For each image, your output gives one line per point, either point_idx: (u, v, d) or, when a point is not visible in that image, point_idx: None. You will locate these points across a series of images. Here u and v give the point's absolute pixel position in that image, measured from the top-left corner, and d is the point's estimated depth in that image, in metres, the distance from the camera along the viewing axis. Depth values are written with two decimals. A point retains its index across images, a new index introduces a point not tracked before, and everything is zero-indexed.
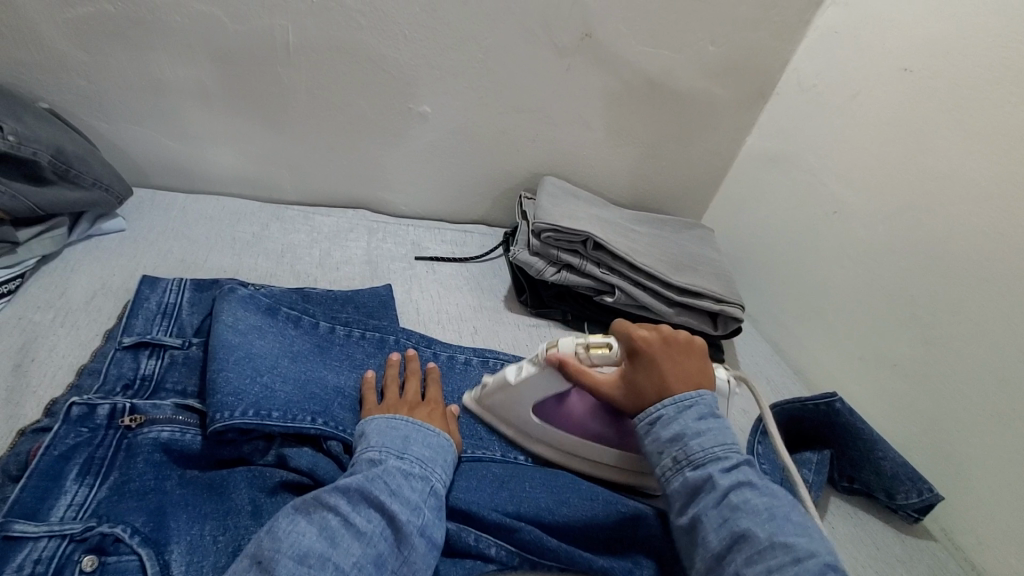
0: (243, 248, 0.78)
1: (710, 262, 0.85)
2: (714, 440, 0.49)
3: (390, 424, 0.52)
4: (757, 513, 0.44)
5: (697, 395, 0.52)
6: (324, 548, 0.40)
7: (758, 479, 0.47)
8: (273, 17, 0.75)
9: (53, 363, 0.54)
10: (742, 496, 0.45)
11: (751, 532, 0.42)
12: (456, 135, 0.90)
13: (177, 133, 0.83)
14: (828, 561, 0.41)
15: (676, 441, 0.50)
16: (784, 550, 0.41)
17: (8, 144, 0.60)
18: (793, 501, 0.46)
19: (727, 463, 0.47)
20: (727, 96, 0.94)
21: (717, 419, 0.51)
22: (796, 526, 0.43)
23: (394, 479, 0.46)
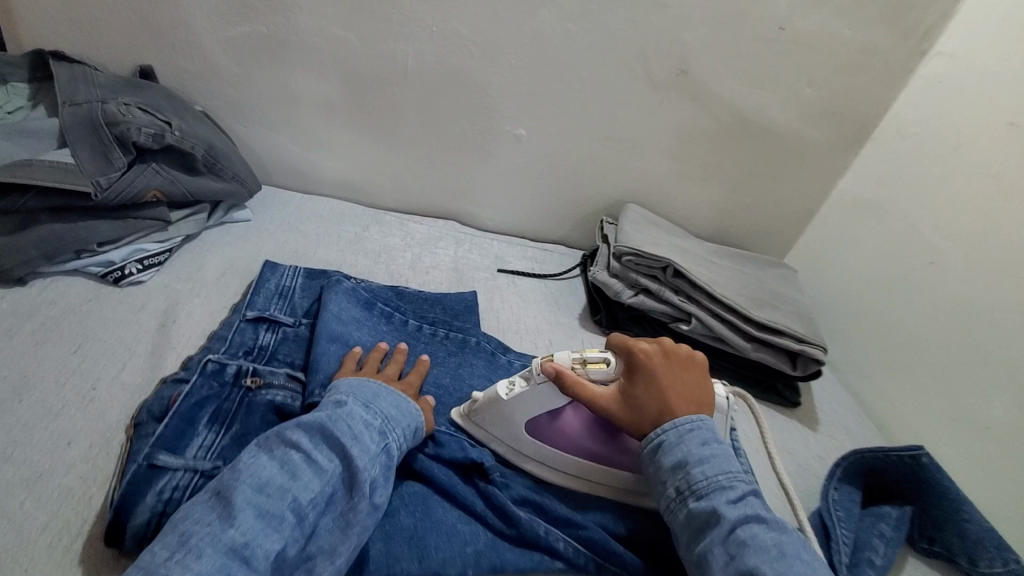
0: (346, 246, 0.85)
1: (792, 301, 0.84)
2: (719, 468, 0.49)
3: (360, 382, 0.54)
4: (764, 549, 0.43)
5: (698, 420, 0.52)
6: (283, 480, 0.43)
7: (765, 511, 0.47)
8: (398, 43, 0.83)
9: (189, 326, 0.62)
10: (750, 530, 0.44)
11: (758, 571, 0.41)
12: (547, 158, 0.95)
13: (302, 140, 0.93)
14: None
15: (680, 469, 0.50)
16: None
17: (174, 138, 0.69)
18: (801, 540, 0.45)
19: (732, 494, 0.47)
20: (822, 138, 0.94)
21: (722, 446, 0.51)
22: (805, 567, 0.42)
23: (355, 425, 0.48)
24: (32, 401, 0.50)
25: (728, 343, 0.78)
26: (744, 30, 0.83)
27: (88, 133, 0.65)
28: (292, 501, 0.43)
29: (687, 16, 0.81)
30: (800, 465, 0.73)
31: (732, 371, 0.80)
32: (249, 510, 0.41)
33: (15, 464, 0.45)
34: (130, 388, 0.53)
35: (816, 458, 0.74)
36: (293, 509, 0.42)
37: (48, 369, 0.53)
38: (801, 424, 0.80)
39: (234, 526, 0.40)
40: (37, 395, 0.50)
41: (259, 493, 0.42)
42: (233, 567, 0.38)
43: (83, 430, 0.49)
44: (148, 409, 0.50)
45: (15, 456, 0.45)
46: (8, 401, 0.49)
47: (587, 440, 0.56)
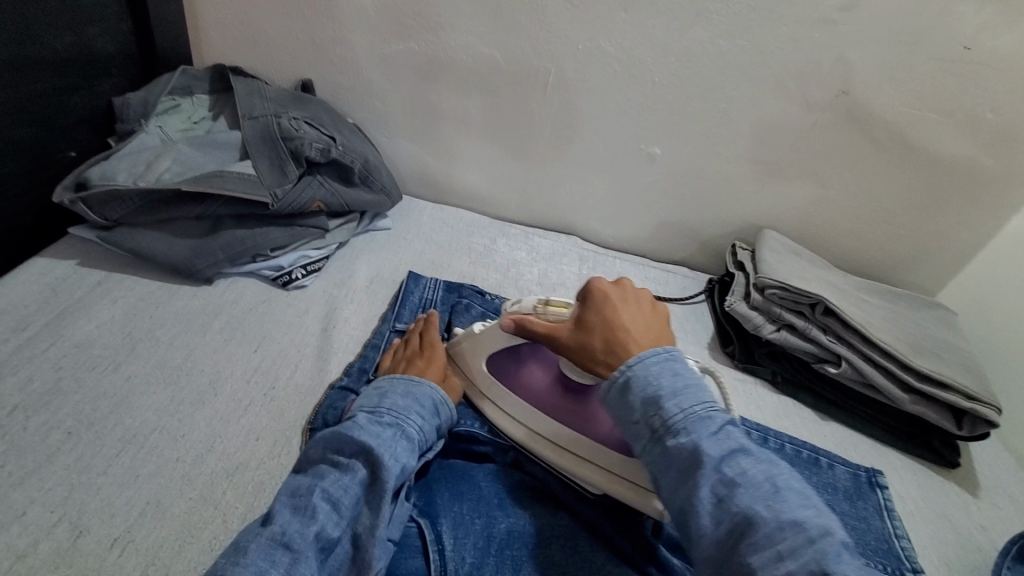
0: (477, 258, 0.87)
1: (955, 350, 0.76)
2: (695, 401, 0.47)
3: (373, 387, 0.55)
4: (756, 487, 0.41)
5: (666, 354, 0.50)
6: (311, 481, 0.44)
7: (748, 443, 0.45)
8: (542, 60, 0.84)
9: (347, 332, 0.66)
10: (737, 467, 0.42)
11: (755, 514, 0.40)
12: (680, 177, 0.92)
13: (437, 151, 0.97)
14: (841, 536, 0.38)
15: (652, 405, 0.47)
16: (793, 530, 0.38)
17: (339, 152, 0.74)
18: (790, 468, 0.44)
19: (711, 428, 0.45)
20: (1004, 169, 0.81)
21: (695, 377, 0.49)
22: (803, 498, 0.41)
23: (361, 421, 0.49)
24: (225, 395, 0.55)
25: (880, 392, 0.72)
26: (919, 48, 0.75)
27: (268, 147, 0.72)
28: (322, 493, 0.43)
29: (858, 34, 0.75)
30: (962, 535, 0.65)
31: (882, 420, 0.74)
32: (286, 509, 0.42)
33: (216, 455, 0.50)
34: (302, 390, 0.57)
35: (980, 528, 0.66)
36: (326, 498, 0.43)
37: (235, 366, 0.58)
38: (959, 486, 0.71)
39: (274, 524, 0.41)
40: (228, 391, 0.55)
41: (293, 496, 0.43)
42: (278, 555, 0.38)
43: (267, 427, 0.53)
44: (324, 418, 0.54)
45: (215, 448, 0.50)
46: (206, 395, 0.55)
47: (545, 393, 0.60)
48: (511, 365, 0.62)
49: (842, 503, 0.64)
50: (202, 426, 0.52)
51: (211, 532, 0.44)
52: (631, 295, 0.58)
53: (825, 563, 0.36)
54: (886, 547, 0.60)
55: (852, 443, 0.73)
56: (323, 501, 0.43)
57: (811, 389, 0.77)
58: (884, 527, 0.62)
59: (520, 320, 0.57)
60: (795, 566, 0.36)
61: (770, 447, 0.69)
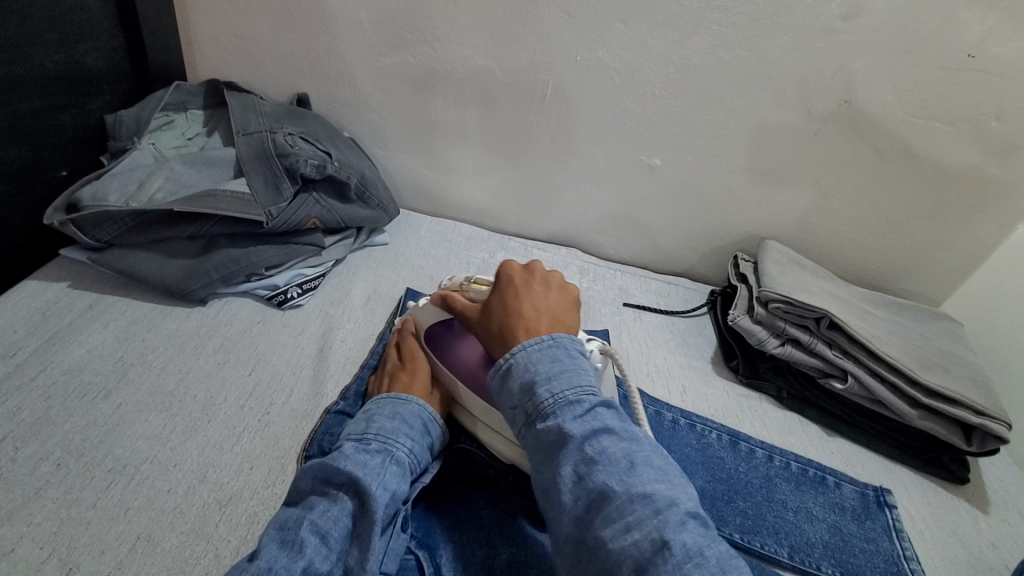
0: (476, 273, 0.86)
1: (963, 362, 0.74)
2: (568, 383, 0.45)
3: (362, 411, 0.54)
4: (613, 464, 0.40)
5: (547, 339, 0.49)
6: (300, 515, 0.43)
7: (616, 422, 0.44)
8: (540, 72, 0.83)
9: (343, 353, 0.65)
10: (598, 446, 0.41)
11: (610, 489, 0.39)
12: (681, 188, 0.91)
13: (435, 164, 0.96)
14: (684, 506, 0.38)
15: (528, 391, 0.46)
16: (642, 503, 0.38)
17: (334, 168, 0.73)
18: (655, 447, 0.43)
19: (579, 409, 0.44)
20: (1010, 178, 0.80)
21: (573, 360, 0.47)
22: (658, 473, 0.40)
23: (347, 448, 0.48)
24: (218, 421, 0.54)
25: (888, 407, 0.71)
26: (922, 57, 0.73)
27: (262, 165, 0.71)
28: (310, 526, 0.42)
29: (859, 44, 0.74)
30: (974, 556, 0.63)
31: (890, 436, 0.73)
32: (273, 543, 0.41)
33: (209, 485, 0.49)
34: (297, 415, 0.56)
35: (993, 548, 0.64)
36: (314, 531, 0.42)
37: (229, 390, 0.57)
38: (970, 504, 0.69)
39: (260, 559, 0.40)
40: (222, 416, 0.54)
41: (282, 530, 0.42)
42: None
43: (261, 455, 0.52)
44: (319, 443, 0.53)
45: (208, 477, 0.49)
46: (199, 421, 0.53)
47: (471, 365, 0.58)
48: (445, 338, 0.61)
49: (850, 523, 0.63)
50: (195, 454, 0.51)
51: (202, 567, 0.43)
52: (539, 279, 0.56)
53: (664, 532, 0.36)
54: (896, 570, 0.58)
55: (859, 460, 0.72)
56: (311, 535, 0.42)
57: (817, 404, 0.76)
58: (893, 550, 0.60)
59: (445, 297, 0.60)
60: (638, 537, 0.36)
61: (776, 465, 0.68)
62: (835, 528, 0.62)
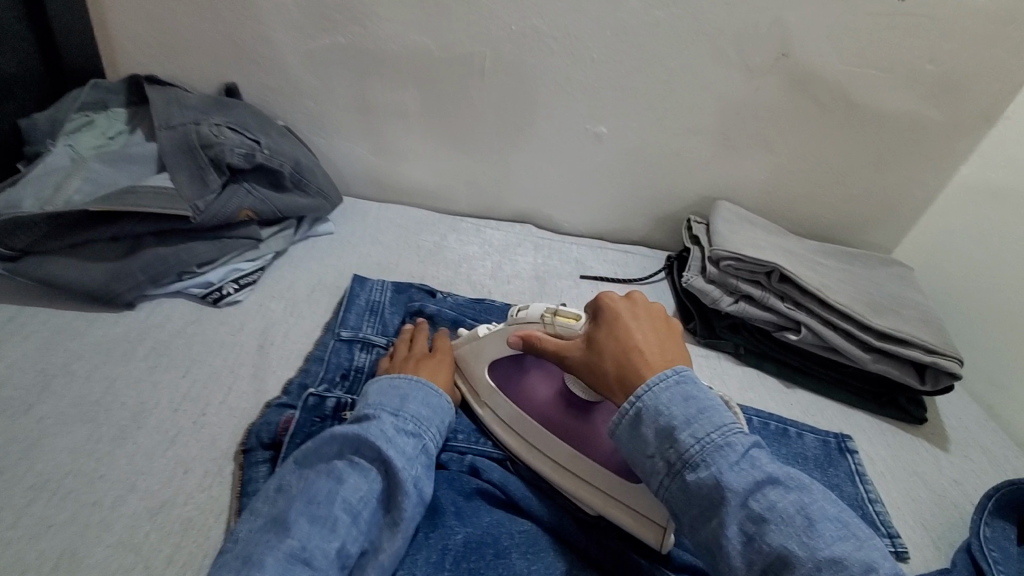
0: (427, 256, 0.84)
1: (914, 304, 0.75)
2: (711, 425, 0.42)
3: (391, 382, 0.53)
4: (789, 522, 0.37)
5: (674, 376, 0.45)
6: (332, 487, 0.43)
7: (774, 466, 0.40)
8: (475, 43, 0.80)
9: (286, 348, 0.62)
10: (765, 500, 0.38)
11: (790, 552, 0.36)
12: (629, 155, 0.90)
13: (378, 148, 0.93)
14: (882, 568, 0.35)
15: (667, 437, 0.42)
16: (833, 569, 0.35)
17: (265, 156, 0.70)
18: (819, 488, 0.40)
19: (732, 455, 0.40)
20: (946, 120, 0.82)
21: (708, 397, 0.44)
22: (839, 527, 0.37)
23: (387, 430, 0.47)
24: (149, 428, 0.51)
25: (844, 354, 0.71)
26: (855, 2, 0.74)
27: (185, 157, 0.68)
28: (342, 502, 0.42)
29: None
30: (935, 492, 0.64)
31: (847, 383, 0.73)
32: (303, 518, 0.41)
33: (140, 494, 0.46)
34: (236, 414, 0.54)
35: (953, 483, 0.65)
36: (346, 509, 0.42)
37: (161, 396, 0.54)
38: (928, 442, 0.70)
39: (289, 536, 0.40)
40: (153, 423, 0.52)
41: (309, 503, 0.42)
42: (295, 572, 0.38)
43: (197, 458, 0.50)
44: (258, 435, 0.51)
45: (139, 486, 0.47)
46: (128, 430, 0.51)
47: (547, 406, 0.58)
48: (514, 376, 0.61)
49: (813, 471, 0.63)
50: (124, 464, 0.48)
51: None
52: (643, 309, 0.52)
53: None
54: (860, 513, 0.59)
55: (819, 410, 0.72)
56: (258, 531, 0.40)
57: (774, 358, 0.76)
58: (857, 493, 0.61)
59: (528, 336, 0.55)
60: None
61: None
62: None
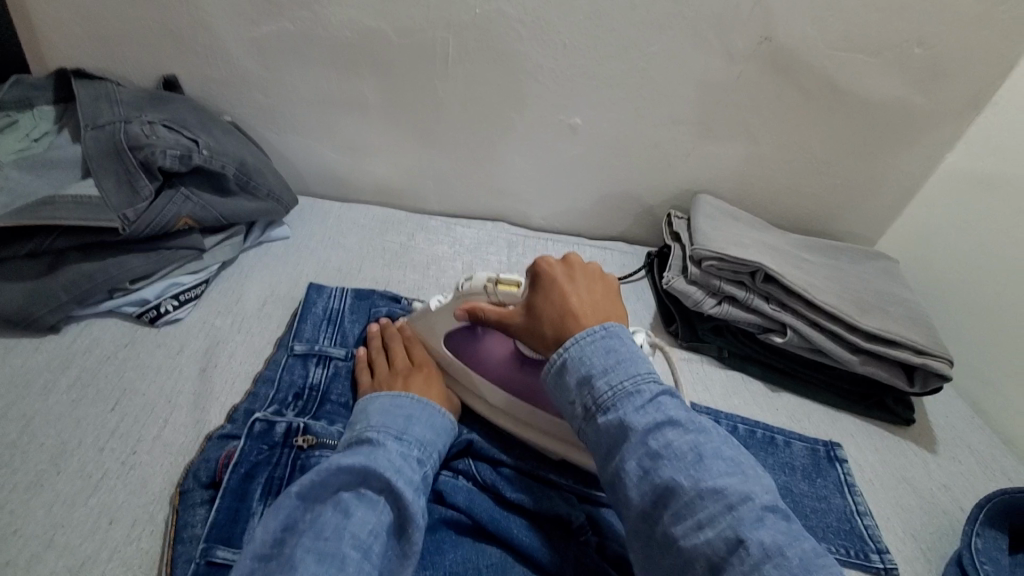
0: (392, 259, 0.78)
1: (901, 301, 0.72)
2: (624, 374, 0.43)
3: (392, 404, 0.50)
4: (680, 458, 0.39)
5: (602, 330, 0.46)
6: (339, 520, 0.39)
7: (680, 411, 0.42)
8: (437, 30, 0.74)
9: (231, 370, 0.57)
10: (663, 439, 0.40)
11: (678, 485, 0.38)
12: (605, 147, 0.85)
13: (336, 145, 0.86)
14: (763, 501, 0.37)
15: (585, 385, 0.44)
16: (713, 499, 0.37)
17: (203, 158, 0.63)
18: (723, 433, 0.42)
19: (639, 400, 0.42)
20: (933, 106, 0.78)
21: (629, 348, 0.45)
22: (729, 465, 0.39)
23: (395, 459, 0.44)
24: (71, 472, 0.46)
25: (829, 356, 0.68)
26: None
27: (110, 162, 0.60)
28: (352, 538, 0.38)
29: None
30: (926, 500, 0.61)
31: (833, 385, 0.70)
32: (310, 557, 0.37)
33: (58, 551, 0.41)
34: (173, 450, 0.49)
35: (944, 488, 0.63)
36: (356, 546, 0.38)
37: (86, 432, 0.49)
38: (917, 444, 0.68)
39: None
40: (76, 465, 0.46)
41: (316, 538, 0.38)
42: None
43: (125, 505, 0.44)
44: (194, 474, 0.46)
45: (57, 541, 0.41)
46: (46, 475, 0.45)
47: (502, 367, 0.57)
48: (465, 343, 0.59)
49: (801, 483, 0.60)
50: (39, 516, 0.43)
51: None
52: (579, 271, 0.52)
53: (740, 529, 0.35)
54: (848, 527, 0.56)
55: (805, 414, 0.69)
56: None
57: (760, 361, 0.72)
58: (845, 506, 0.58)
59: (473, 308, 0.53)
60: (711, 536, 0.35)
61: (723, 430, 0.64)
62: (786, 490, 0.59)
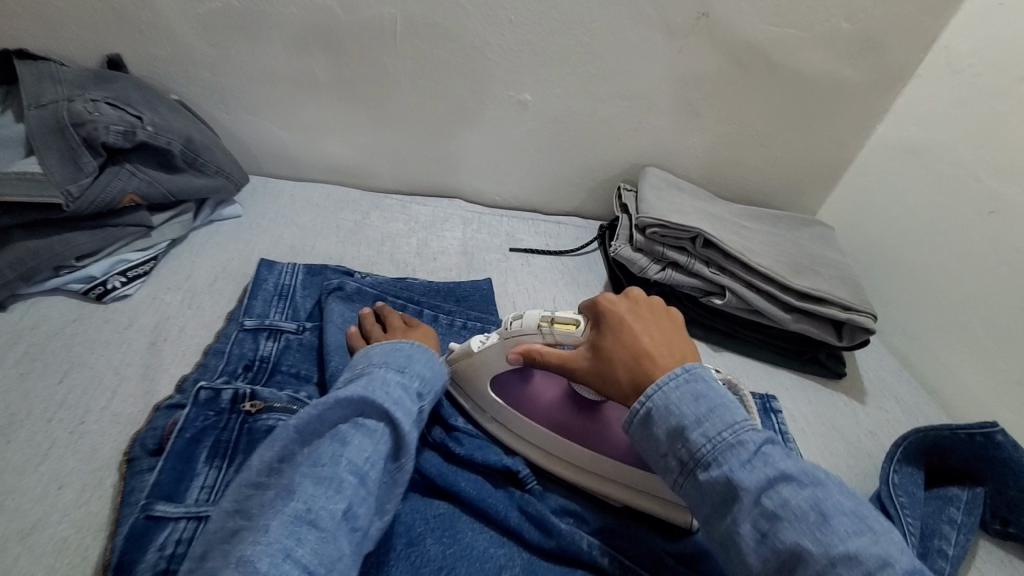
0: (346, 236, 0.79)
1: (833, 263, 0.77)
2: (721, 421, 0.40)
3: (394, 346, 0.51)
4: (801, 517, 0.35)
5: (687, 372, 0.43)
6: (337, 447, 0.40)
7: (790, 461, 0.38)
8: (383, 6, 0.75)
9: (181, 343, 0.58)
10: (778, 497, 0.36)
11: (803, 549, 0.34)
12: (555, 123, 0.87)
13: (288, 124, 0.86)
14: (905, 565, 0.32)
15: (677, 437, 0.41)
16: (848, 565, 0.33)
17: (147, 134, 0.63)
18: (837, 481, 0.37)
19: (743, 452, 0.38)
20: (861, 79, 0.83)
21: (719, 393, 0.42)
22: (856, 522, 0.35)
23: (394, 392, 0.46)
24: (19, 442, 0.46)
25: (766, 316, 0.72)
26: None
27: (53, 137, 0.59)
28: (348, 464, 0.40)
29: None
30: (852, 445, 0.66)
31: (770, 344, 0.75)
32: (308, 480, 0.38)
33: (8, 514, 0.42)
34: (122, 420, 0.50)
35: (869, 433, 0.68)
36: (352, 471, 0.40)
37: (33, 405, 0.49)
38: (847, 396, 0.73)
39: (294, 497, 0.37)
40: (24, 435, 0.47)
41: (314, 464, 0.39)
42: (304, 533, 0.36)
43: (76, 471, 0.45)
44: (141, 442, 0.47)
45: (7, 506, 0.43)
46: None
47: (553, 409, 0.54)
48: (513, 385, 0.56)
49: None
50: None
51: None
52: (642, 306, 0.50)
53: None
54: None
55: (745, 371, 0.73)
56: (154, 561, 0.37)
57: (703, 324, 0.76)
58: None
59: (528, 351, 0.51)
60: None
61: None
62: None
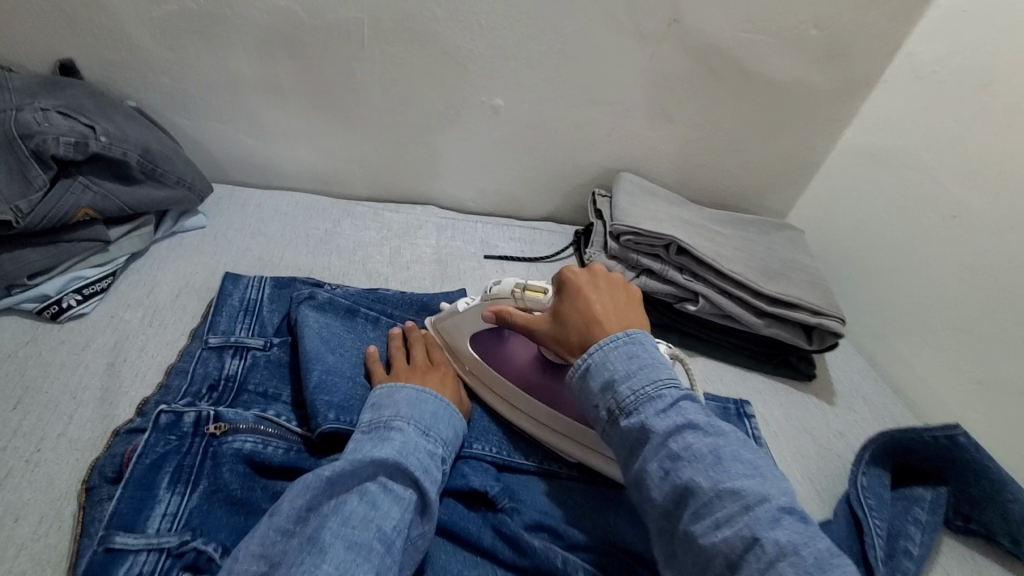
0: (317, 246, 0.78)
1: (803, 267, 0.78)
2: (646, 378, 0.43)
3: (416, 395, 0.51)
4: (701, 459, 0.38)
5: (627, 335, 0.46)
6: (366, 511, 0.40)
7: (700, 415, 0.41)
8: (349, 10, 0.73)
9: (141, 364, 0.55)
10: (684, 441, 0.39)
11: (697, 485, 0.37)
12: (527, 128, 0.86)
13: (254, 131, 0.84)
14: (784, 503, 0.36)
15: (607, 389, 0.44)
16: (731, 498, 0.36)
17: (101, 145, 0.60)
18: (743, 438, 0.41)
19: (660, 403, 0.42)
20: (828, 85, 0.84)
21: (651, 353, 0.45)
22: (748, 467, 0.38)
23: (421, 456, 0.46)
24: None
25: (738, 321, 0.73)
26: None
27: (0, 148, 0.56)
28: (378, 531, 0.39)
29: None
30: (822, 447, 0.67)
31: (743, 349, 0.76)
32: (339, 542, 0.37)
33: None
34: (79, 447, 0.47)
35: (838, 435, 0.69)
36: (381, 538, 0.39)
37: None
38: (818, 398, 0.74)
39: (325, 561, 0.36)
40: None
41: (344, 525, 0.38)
42: None
43: (30, 503, 0.43)
44: (99, 470, 0.45)
45: None
46: None
47: (524, 369, 0.60)
48: (493, 345, 0.62)
49: None
50: None
51: None
52: (603, 279, 0.53)
53: (756, 529, 0.34)
54: None
55: (718, 376, 0.74)
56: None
57: (677, 330, 0.77)
58: None
59: (500, 311, 0.56)
60: (728, 534, 0.35)
61: None
62: None
